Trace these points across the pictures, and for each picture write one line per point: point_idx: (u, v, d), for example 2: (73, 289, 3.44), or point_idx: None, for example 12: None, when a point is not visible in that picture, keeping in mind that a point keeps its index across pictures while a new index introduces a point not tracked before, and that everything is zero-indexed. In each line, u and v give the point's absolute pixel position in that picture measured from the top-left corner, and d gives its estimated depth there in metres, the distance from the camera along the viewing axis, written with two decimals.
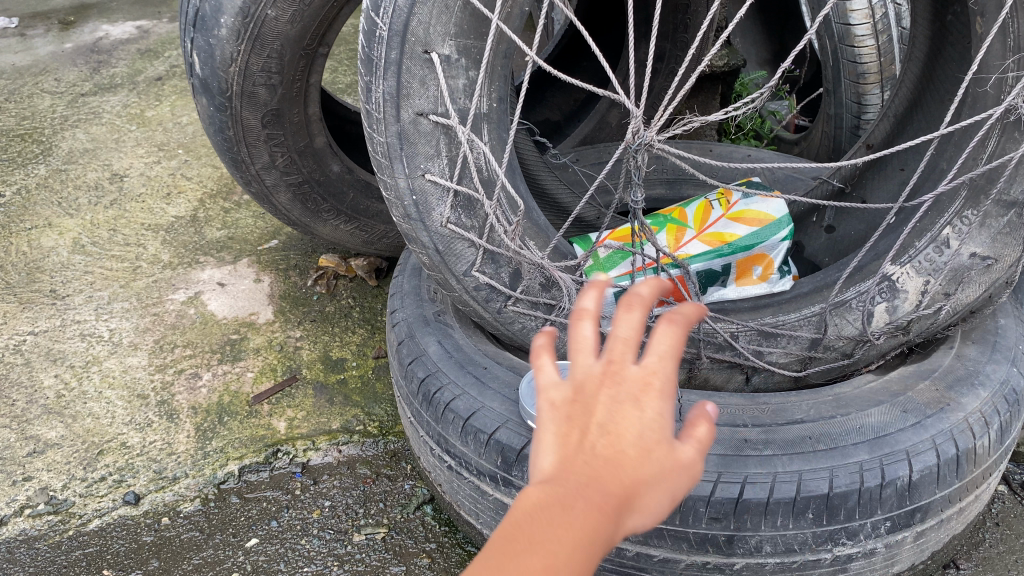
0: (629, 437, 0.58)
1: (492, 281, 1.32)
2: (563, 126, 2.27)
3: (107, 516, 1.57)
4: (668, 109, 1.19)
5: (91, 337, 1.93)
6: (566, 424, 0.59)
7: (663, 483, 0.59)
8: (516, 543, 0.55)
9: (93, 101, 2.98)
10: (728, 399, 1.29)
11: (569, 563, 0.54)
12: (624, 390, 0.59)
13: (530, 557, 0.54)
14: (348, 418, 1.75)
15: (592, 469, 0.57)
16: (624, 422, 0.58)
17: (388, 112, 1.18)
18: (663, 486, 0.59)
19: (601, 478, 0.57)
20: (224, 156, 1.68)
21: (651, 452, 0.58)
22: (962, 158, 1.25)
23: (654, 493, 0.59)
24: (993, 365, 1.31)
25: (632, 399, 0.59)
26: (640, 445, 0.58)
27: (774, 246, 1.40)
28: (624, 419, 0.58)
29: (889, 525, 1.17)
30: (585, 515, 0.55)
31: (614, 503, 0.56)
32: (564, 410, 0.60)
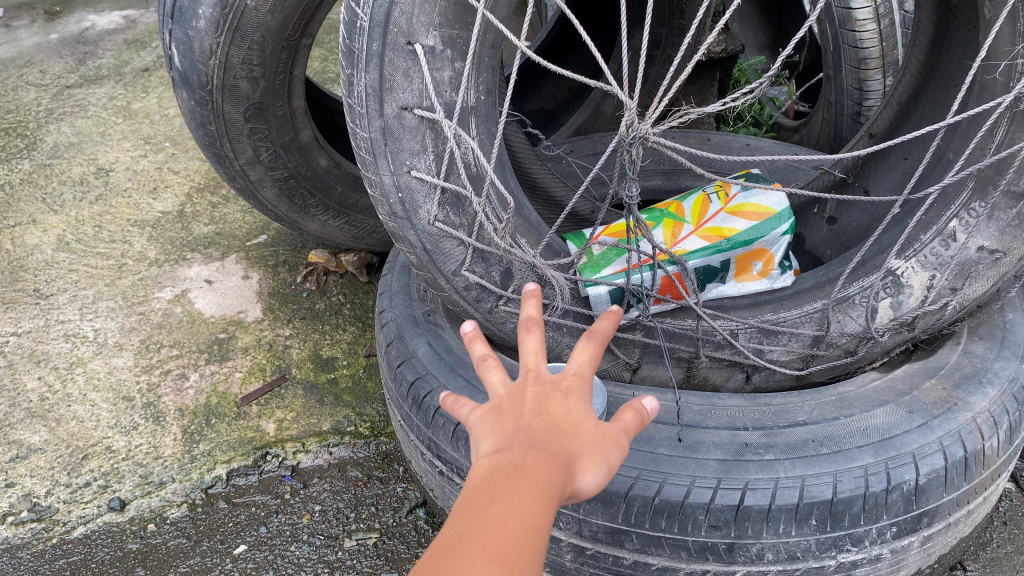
0: (563, 410, 0.68)
1: (483, 280, 1.27)
2: (558, 115, 2.23)
3: (91, 523, 1.53)
4: (663, 100, 1.13)
5: (75, 338, 1.88)
6: (499, 416, 0.68)
7: (601, 447, 0.68)
8: (479, 498, 0.60)
9: (79, 94, 2.92)
10: (728, 400, 1.25)
11: (533, 504, 0.60)
12: (548, 384, 0.70)
13: (496, 505, 0.59)
14: (339, 418, 1.71)
15: (536, 438, 0.65)
16: (555, 402, 0.68)
17: (371, 106, 1.13)
18: (600, 450, 0.67)
19: (542, 444, 0.65)
20: (207, 151, 1.64)
21: (583, 423, 0.68)
22: (970, 148, 1.20)
23: (593, 455, 0.67)
24: (1001, 362, 1.27)
25: (558, 387, 0.69)
26: (574, 417, 0.68)
27: (774, 240, 1.34)
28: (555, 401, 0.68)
29: (896, 531, 1.13)
30: (539, 466, 0.62)
31: (562, 457, 0.64)
32: (495, 409, 0.69)
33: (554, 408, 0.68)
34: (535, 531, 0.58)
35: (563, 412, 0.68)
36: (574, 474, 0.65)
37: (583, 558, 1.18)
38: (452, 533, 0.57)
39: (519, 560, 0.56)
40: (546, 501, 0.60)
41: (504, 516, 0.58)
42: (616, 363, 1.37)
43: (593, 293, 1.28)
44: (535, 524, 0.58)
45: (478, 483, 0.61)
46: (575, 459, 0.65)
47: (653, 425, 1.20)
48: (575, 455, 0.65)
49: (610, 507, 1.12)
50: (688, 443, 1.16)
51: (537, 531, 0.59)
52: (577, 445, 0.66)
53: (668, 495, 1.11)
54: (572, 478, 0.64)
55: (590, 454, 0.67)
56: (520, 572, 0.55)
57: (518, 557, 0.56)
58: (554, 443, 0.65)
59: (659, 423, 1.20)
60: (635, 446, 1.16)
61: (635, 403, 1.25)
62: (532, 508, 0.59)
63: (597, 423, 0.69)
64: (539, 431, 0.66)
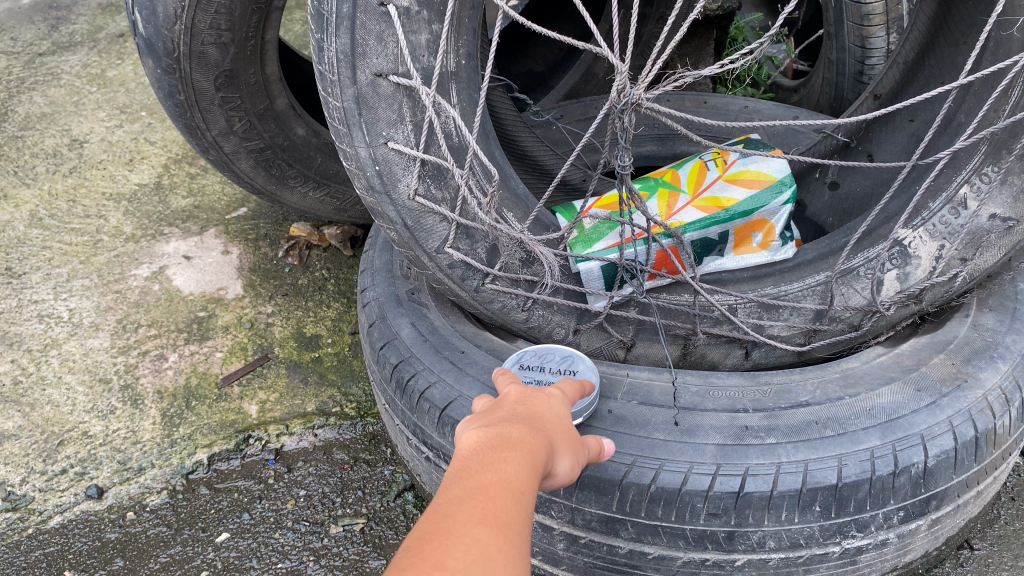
0: (545, 407, 0.76)
1: (468, 257, 1.20)
2: (548, 79, 2.14)
3: (68, 512, 1.48)
4: (655, 63, 1.05)
5: (50, 318, 1.82)
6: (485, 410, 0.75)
7: (572, 445, 0.74)
8: (469, 466, 0.63)
9: (51, 62, 2.81)
10: (726, 379, 1.20)
11: (521, 470, 0.64)
12: (527, 393, 0.79)
13: (485, 473, 0.62)
14: (324, 399, 1.65)
15: (520, 419, 0.72)
16: (536, 405, 0.76)
17: (342, 73, 1.05)
18: (572, 448, 0.74)
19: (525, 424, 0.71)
20: (178, 122, 1.56)
21: (561, 420, 0.76)
22: (982, 111, 1.13)
23: (568, 449, 0.73)
24: (1013, 335, 1.21)
25: (539, 392, 0.79)
26: (551, 415, 0.75)
27: (776, 210, 1.27)
28: (536, 401, 0.78)
29: (903, 515, 1.08)
30: (524, 442, 0.67)
31: (545, 438, 0.70)
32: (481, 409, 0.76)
33: (534, 406, 0.76)
34: (521, 496, 0.61)
35: (541, 410, 0.75)
36: (552, 460, 0.70)
37: (576, 547, 1.13)
38: (447, 493, 0.59)
39: (510, 518, 0.58)
40: (530, 475, 0.64)
41: (492, 481, 0.61)
42: (609, 341, 1.31)
43: (584, 268, 1.23)
44: (523, 489, 0.61)
45: (469, 454, 0.65)
46: (555, 445, 0.71)
47: (648, 408, 1.14)
48: (554, 441, 0.72)
49: (604, 495, 1.07)
50: (684, 427, 1.11)
51: (523, 495, 0.62)
52: (556, 436, 0.73)
53: (665, 483, 1.05)
54: (552, 462, 0.70)
55: (568, 447, 0.73)
56: (512, 527, 0.58)
57: (507, 516, 0.58)
58: (535, 428, 0.71)
59: (654, 406, 1.15)
60: (629, 431, 1.11)
61: (629, 384, 1.19)
62: (518, 479, 0.63)
63: (568, 424, 0.76)
64: (522, 418, 0.72)
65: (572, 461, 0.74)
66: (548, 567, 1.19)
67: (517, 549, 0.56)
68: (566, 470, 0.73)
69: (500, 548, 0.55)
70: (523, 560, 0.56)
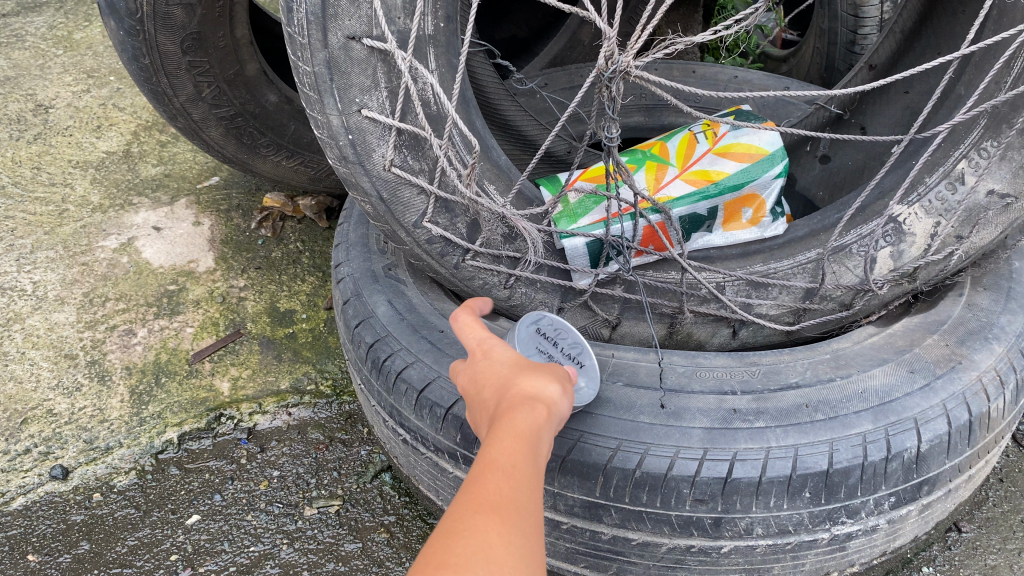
0: (495, 361, 0.74)
1: (447, 232, 1.15)
2: (532, 45, 2.08)
3: (31, 493, 1.42)
4: (647, 29, 1.00)
5: (13, 292, 1.75)
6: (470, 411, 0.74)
7: (549, 373, 0.72)
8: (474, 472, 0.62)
9: (15, 23, 2.70)
10: (714, 360, 1.15)
11: (510, 437, 0.62)
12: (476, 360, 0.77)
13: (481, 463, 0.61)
14: (298, 376, 1.60)
15: (494, 394, 0.70)
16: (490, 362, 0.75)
17: (313, 36, 0.99)
18: (550, 373, 0.72)
19: (497, 395, 0.70)
20: (143, 87, 1.49)
21: (514, 359, 0.74)
22: (983, 83, 1.09)
23: (545, 375, 0.72)
24: (1008, 316, 1.18)
25: (480, 354, 0.77)
26: (509, 362, 0.74)
27: (767, 184, 1.21)
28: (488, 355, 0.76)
29: (894, 501, 1.05)
30: (506, 410, 0.66)
31: (518, 391, 0.69)
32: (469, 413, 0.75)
33: (491, 374, 0.73)
34: (520, 462, 0.60)
35: (504, 373, 0.73)
36: (543, 400, 0.68)
37: (558, 532, 1.09)
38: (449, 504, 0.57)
39: (509, 499, 0.56)
40: (525, 445, 0.62)
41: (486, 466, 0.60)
42: (594, 320, 1.26)
43: (568, 245, 1.17)
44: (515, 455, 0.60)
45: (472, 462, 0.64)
46: (536, 388, 0.69)
47: (633, 390, 1.10)
48: (527, 382, 0.70)
49: (588, 480, 1.03)
50: (671, 409, 1.07)
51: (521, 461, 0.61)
52: (528, 380, 0.70)
53: (651, 468, 1.02)
54: (541, 401, 0.68)
55: (547, 377, 0.71)
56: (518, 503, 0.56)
57: (507, 499, 0.56)
58: (505, 390, 0.70)
59: (640, 387, 1.10)
60: (614, 414, 1.07)
61: (614, 365, 1.14)
62: (511, 454, 0.60)
63: (534, 363, 0.74)
64: (496, 394, 0.70)
65: (560, 382, 0.72)
66: None
67: (522, 528, 0.54)
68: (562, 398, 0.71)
69: (504, 534, 0.53)
70: (532, 534, 0.54)
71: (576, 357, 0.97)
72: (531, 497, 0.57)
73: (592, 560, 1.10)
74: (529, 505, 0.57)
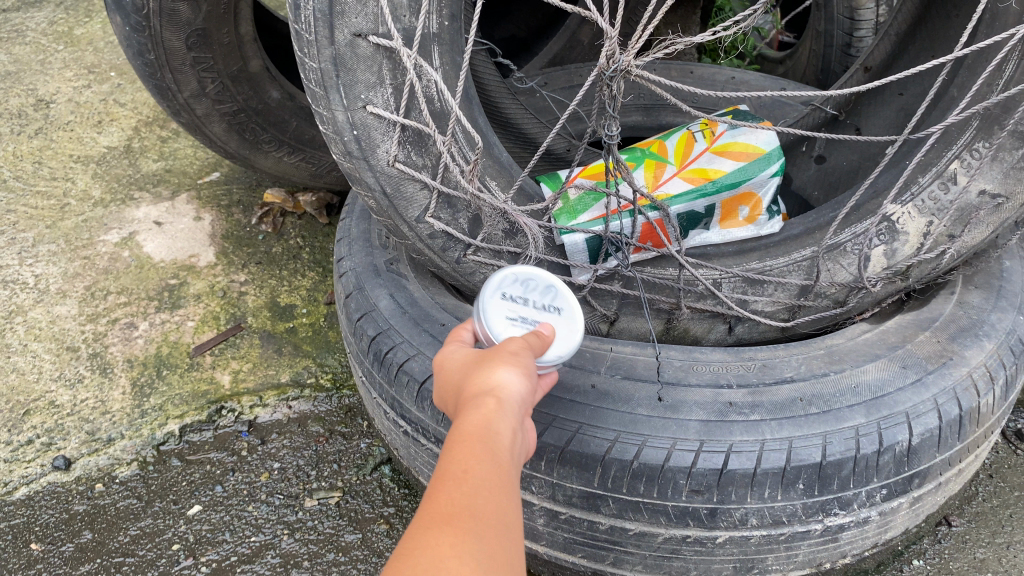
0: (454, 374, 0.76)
1: (449, 227, 1.17)
2: (531, 45, 2.10)
3: (34, 483, 1.44)
4: (647, 28, 1.02)
5: (15, 284, 1.76)
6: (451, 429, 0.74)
7: (495, 365, 0.73)
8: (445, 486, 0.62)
9: (15, 18, 2.71)
10: (710, 354, 1.17)
11: (464, 441, 0.63)
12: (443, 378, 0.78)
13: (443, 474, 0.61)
14: (299, 369, 1.62)
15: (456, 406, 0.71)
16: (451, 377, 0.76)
17: (320, 33, 1.00)
18: (500, 363, 0.72)
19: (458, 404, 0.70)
20: (147, 82, 1.50)
21: (469, 365, 0.75)
22: (976, 85, 1.11)
23: (495, 367, 0.72)
24: (998, 314, 1.21)
25: (445, 372, 0.78)
26: (464, 369, 0.74)
27: (763, 183, 1.24)
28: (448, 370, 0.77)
29: (885, 493, 1.08)
30: (460, 416, 0.66)
31: (469, 393, 0.69)
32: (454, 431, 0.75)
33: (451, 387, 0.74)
34: (474, 461, 0.60)
35: (458, 383, 0.73)
36: (491, 394, 0.68)
37: (556, 522, 1.11)
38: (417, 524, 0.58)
39: (464, 504, 0.56)
40: (478, 447, 0.62)
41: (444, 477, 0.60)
42: (592, 315, 1.28)
43: (568, 241, 1.19)
44: (468, 457, 0.61)
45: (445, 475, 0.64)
46: (482, 387, 0.69)
47: (631, 383, 1.12)
48: (477, 382, 0.70)
49: (586, 471, 1.05)
50: (668, 402, 1.09)
51: (477, 461, 0.61)
52: (475, 382, 0.71)
53: (648, 459, 1.04)
54: (488, 396, 0.68)
55: (492, 370, 0.71)
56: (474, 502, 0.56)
57: (463, 505, 0.56)
58: (461, 397, 0.70)
59: (638, 380, 1.12)
60: (612, 406, 1.09)
61: (612, 358, 1.16)
62: (463, 459, 0.60)
63: (479, 361, 0.74)
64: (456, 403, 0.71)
65: (511, 367, 0.72)
66: (527, 543, 1.18)
67: (481, 532, 0.54)
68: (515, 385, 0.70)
69: (461, 542, 0.53)
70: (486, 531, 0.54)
71: (552, 306, 0.91)
72: (487, 492, 0.57)
73: (589, 550, 1.12)
74: (485, 501, 0.57)
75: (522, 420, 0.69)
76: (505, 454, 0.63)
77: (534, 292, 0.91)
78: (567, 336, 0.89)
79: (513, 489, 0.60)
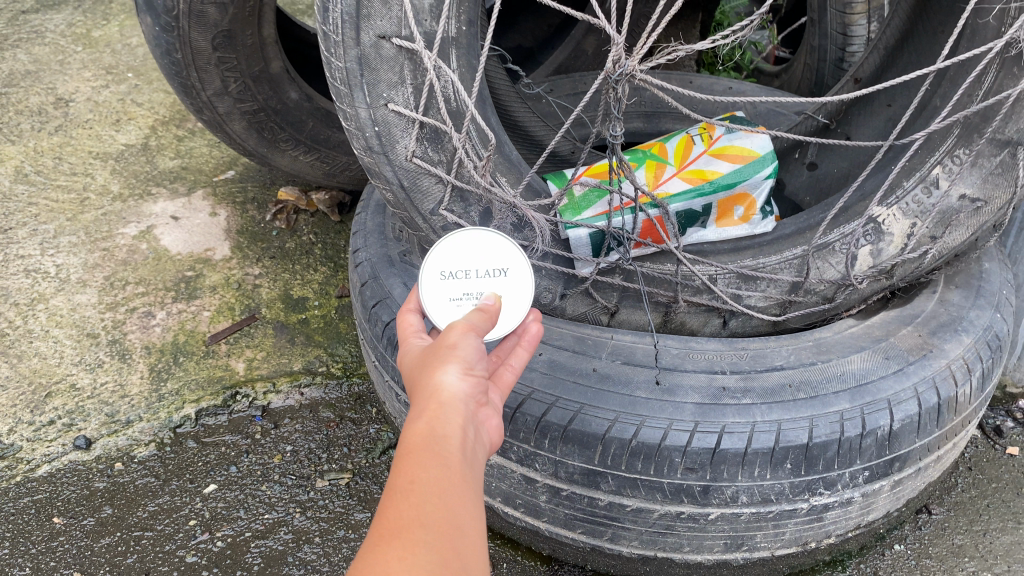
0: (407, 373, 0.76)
1: (461, 220, 1.24)
2: (537, 54, 2.18)
3: (56, 461, 1.50)
4: (651, 36, 1.08)
5: (37, 273, 1.82)
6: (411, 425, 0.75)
7: (441, 359, 0.72)
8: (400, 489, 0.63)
9: (35, 20, 2.78)
10: (705, 344, 1.24)
11: (413, 447, 0.63)
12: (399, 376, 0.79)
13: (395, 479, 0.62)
14: (310, 358, 1.69)
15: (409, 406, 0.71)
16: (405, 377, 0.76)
17: (347, 34, 1.08)
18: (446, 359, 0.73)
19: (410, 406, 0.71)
20: (173, 80, 1.58)
21: (419, 364, 0.75)
22: (957, 95, 1.19)
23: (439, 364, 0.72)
24: (977, 311, 1.29)
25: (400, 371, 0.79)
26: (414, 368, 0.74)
27: (757, 184, 1.31)
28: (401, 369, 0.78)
29: (868, 475, 1.15)
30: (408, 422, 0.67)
31: (417, 395, 0.70)
32: None
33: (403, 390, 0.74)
34: (423, 467, 0.61)
35: (409, 384, 0.74)
36: (434, 397, 0.68)
37: (557, 499, 1.18)
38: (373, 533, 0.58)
39: (415, 512, 0.57)
40: (424, 452, 0.62)
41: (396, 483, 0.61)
42: (594, 307, 1.36)
43: (573, 235, 1.26)
44: (416, 463, 0.61)
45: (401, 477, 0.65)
46: (425, 390, 0.69)
47: (631, 367, 1.19)
48: (423, 383, 0.71)
49: (587, 448, 1.12)
50: (665, 386, 1.16)
51: (426, 465, 0.61)
52: (419, 385, 0.70)
53: (646, 438, 1.11)
54: (431, 400, 0.68)
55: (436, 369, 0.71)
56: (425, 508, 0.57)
57: (413, 512, 0.56)
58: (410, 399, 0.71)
59: (637, 365, 1.19)
60: (613, 388, 1.16)
61: (613, 346, 1.23)
62: (410, 467, 0.61)
63: (428, 358, 0.74)
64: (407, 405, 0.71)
65: (455, 362, 0.72)
66: (530, 519, 1.24)
67: (433, 537, 0.55)
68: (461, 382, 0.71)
69: (413, 551, 0.54)
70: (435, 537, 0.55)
71: (496, 269, 0.92)
72: (435, 498, 0.58)
73: (589, 526, 1.19)
74: (433, 506, 0.57)
75: (472, 414, 0.69)
76: (454, 454, 0.64)
77: (471, 259, 0.92)
78: (516, 300, 0.92)
79: (465, 487, 0.61)
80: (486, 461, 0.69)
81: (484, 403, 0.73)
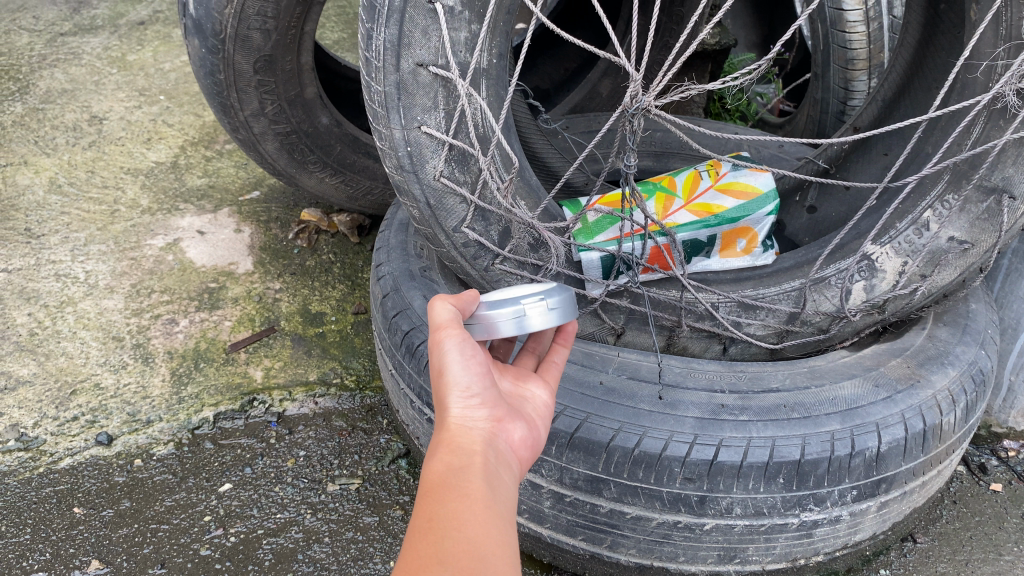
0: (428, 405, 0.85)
1: (482, 238, 1.33)
2: (553, 94, 2.30)
3: (78, 455, 1.56)
4: (665, 76, 1.16)
5: (66, 278, 1.90)
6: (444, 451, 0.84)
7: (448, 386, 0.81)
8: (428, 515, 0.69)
9: (73, 42, 2.90)
10: (705, 365, 1.32)
11: (431, 476, 0.70)
12: None
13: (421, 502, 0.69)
14: (325, 370, 1.76)
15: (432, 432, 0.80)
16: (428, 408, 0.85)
17: (388, 60, 1.17)
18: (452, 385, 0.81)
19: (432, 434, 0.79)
20: (214, 101, 1.68)
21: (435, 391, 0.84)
22: (947, 143, 1.29)
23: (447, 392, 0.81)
24: (963, 347, 1.36)
25: None
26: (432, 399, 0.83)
27: (760, 220, 1.39)
28: None
29: (856, 494, 1.21)
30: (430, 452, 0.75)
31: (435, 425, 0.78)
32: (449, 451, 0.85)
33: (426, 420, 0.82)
34: (439, 492, 0.68)
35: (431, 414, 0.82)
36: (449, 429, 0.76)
37: (561, 505, 1.24)
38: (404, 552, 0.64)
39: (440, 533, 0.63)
40: (443, 485, 0.69)
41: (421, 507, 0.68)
42: (602, 327, 1.43)
43: (585, 257, 1.35)
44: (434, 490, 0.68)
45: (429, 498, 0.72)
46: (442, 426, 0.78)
47: (635, 382, 1.27)
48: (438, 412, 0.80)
49: (592, 456, 1.18)
50: (667, 400, 1.23)
51: (446, 494, 0.68)
52: (436, 419, 0.79)
53: (647, 448, 1.17)
54: (446, 434, 0.76)
55: (446, 399, 0.80)
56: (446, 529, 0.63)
57: (432, 548, 0.61)
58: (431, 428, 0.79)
59: (641, 381, 1.27)
60: (618, 401, 1.23)
61: (619, 361, 1.31)
62: (428, 506, 0.66)
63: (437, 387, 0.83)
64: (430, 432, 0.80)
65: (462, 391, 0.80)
66: (533, 526, 1.30)
67: (456, 562, 0.60)
68: (469, 407, 0.79)
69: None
70: (454, 552, 0.61)
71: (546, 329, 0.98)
72: (459, 520, 0.64)
73: (590, 533, 1.25)
74: (456, 526, 0.64)
75: (487, 438, 0.78)
76: (472, 481, 0.70)
77: None
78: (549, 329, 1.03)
79: (492, 513, 0.67)
80: (514, 478, 0.77)
81: (500, 419, 0.81)
